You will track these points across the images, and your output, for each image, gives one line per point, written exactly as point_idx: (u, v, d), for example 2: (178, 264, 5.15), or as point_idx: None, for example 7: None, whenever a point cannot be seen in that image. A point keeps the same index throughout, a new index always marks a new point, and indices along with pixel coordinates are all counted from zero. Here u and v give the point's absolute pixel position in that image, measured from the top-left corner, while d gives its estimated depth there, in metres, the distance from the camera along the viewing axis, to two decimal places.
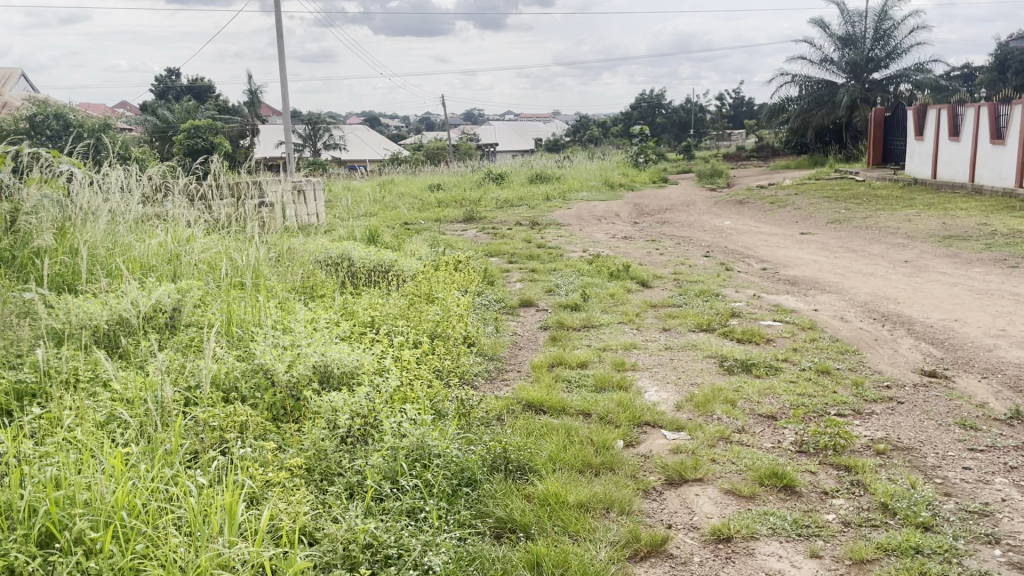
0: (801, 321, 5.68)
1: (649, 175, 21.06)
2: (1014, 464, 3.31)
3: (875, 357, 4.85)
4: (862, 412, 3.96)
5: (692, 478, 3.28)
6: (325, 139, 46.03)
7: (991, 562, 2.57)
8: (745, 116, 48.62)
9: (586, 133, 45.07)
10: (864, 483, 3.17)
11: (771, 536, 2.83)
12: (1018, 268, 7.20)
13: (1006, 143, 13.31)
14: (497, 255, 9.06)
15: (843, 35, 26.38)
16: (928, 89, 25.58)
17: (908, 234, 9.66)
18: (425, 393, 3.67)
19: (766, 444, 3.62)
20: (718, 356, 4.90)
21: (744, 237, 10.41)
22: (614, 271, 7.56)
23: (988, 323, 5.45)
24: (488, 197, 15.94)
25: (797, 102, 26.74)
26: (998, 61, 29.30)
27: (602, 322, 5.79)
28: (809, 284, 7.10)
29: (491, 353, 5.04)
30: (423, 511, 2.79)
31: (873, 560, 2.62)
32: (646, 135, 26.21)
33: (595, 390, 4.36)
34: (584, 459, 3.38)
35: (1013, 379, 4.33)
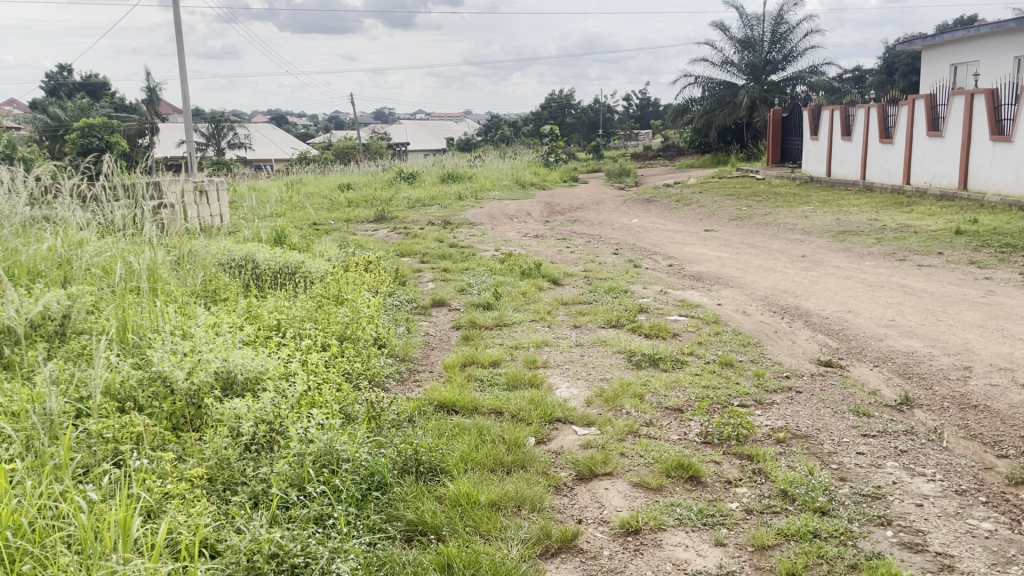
0: (705, 315, 5.84)
1: (560, 174, 21.29)
2: (903, 448, 3.48)
3: (775, 348, 5.03)
4: (763, 402, 4.10)
5: (602, 472, 3.32)
6: (230, 138, 44.85)
7: (883, 543, 2.70)
8: (651, 117, 49.59)
9: (497, 132, 45.23)
10: (766, 471, 3.28)
11: (678, 526, 2.89)
12: (905, 262, 7.59)
13: (895, 142, 14.04)
14: (407, 255, 8.97)
15: (742, 38, 27.29)
16: (822, 91, 26.75)
17: (805, 230, 10.06)
18: (334, 396, 3.59)
19: (673, 436, 3.69)
20: (627, 351, 4.98)
21: (651, 234, 10.65)
22: (525, 270, 7.59)
23: (879, 313, 5.73)
24: (399, 197, 15.82)
25: (701, 103, 27.49)
26: (886, 65, 30.85)
27: (513, 321, 5.79)
28: (713, 279, 7.31)
29: (403, 355, 4.99)
30: (331, 517, 2.74)
31: (774, 545, 2.71)
32: (556, 135, 26.50)
33: (507, 388, 4.37)
34: (495, 458, 3.38)
35: (903, 366, 4.56)
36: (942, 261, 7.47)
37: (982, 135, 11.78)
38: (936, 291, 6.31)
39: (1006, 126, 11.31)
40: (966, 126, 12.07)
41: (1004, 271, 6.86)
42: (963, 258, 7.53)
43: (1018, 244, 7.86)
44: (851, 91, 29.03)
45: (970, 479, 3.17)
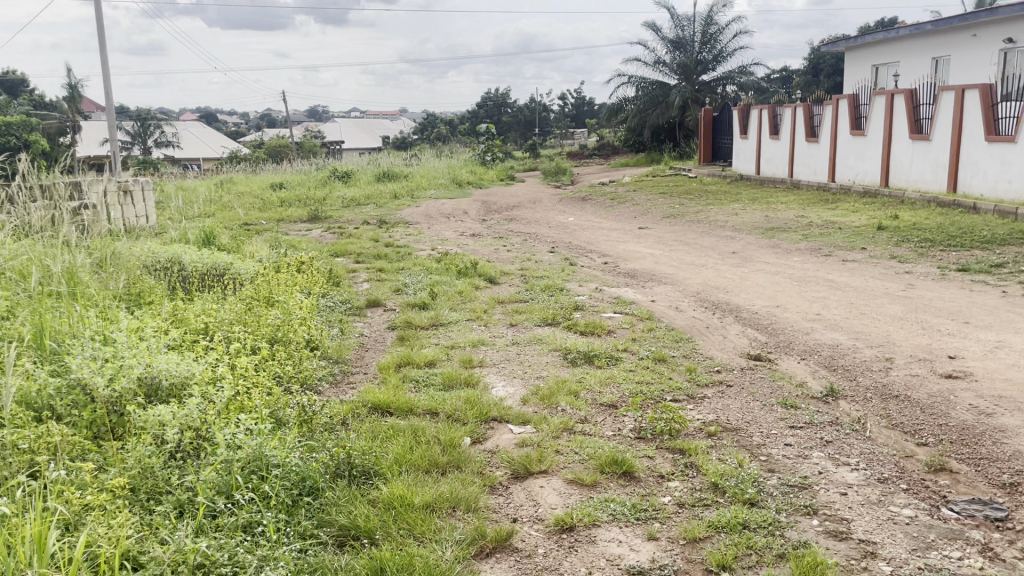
0: (639, 312, 5.91)
1: (496, 173, 21.28)
2: (828, 439, 3.57)
3: (706, 343, 5.12)
4: (695, 396, 4.16)
5: (537, 470, 3.32)
6: (157, 136, 43.58)
7: (810, 532, 2.76)
8: (586, 116, 49.97)
9: (433, 130, 45.04)
10: (697, 465, 3.33)
11: (611, 522, 2.90)
12: (830, 257, 7.82)
13: (820, 141, 14.47)
14: (342, 255, 8.85)
15: (673, 38, 27.69)
16: (751, 91, 27.35)
17: (735, 227, 10.26)
18: (264, 401, 3.51)
19: (607, 432, 3.72)
20: (562, 348, 5.00)
21: (586, 232, 10.73)
22: (461, 269, 7.56)
23: (805, 308, 5.88)
24: (333, 196, 15.59)
25: (634, 102, 27.80)
26: (812, 65, 31.66)
27: (449, 321, 5.76)
28: (646, 277, 7.40)
29: (336, 357, 4.92)
30: (261, 525, 2.67)
31: (704, 538, 2.76)
32: (492, 133, 26.52)
33: (443, 388, 4.33)
34: (430, 459, 3.35)
35: (828, 359, 4.69)
36: (865, 256, 7.71)
37: (902, 135, 12.20)
38: (860, 285, 6.50)
39: (924, 125, 11.73)
40: (887, 125, 12.48)
41: (923, 265, 7.11)
42: (885, 253, 7.78)
43: (936, 239, 8.16)
44: (778, 91, 29.77)
45: (891, 468, 3.27)
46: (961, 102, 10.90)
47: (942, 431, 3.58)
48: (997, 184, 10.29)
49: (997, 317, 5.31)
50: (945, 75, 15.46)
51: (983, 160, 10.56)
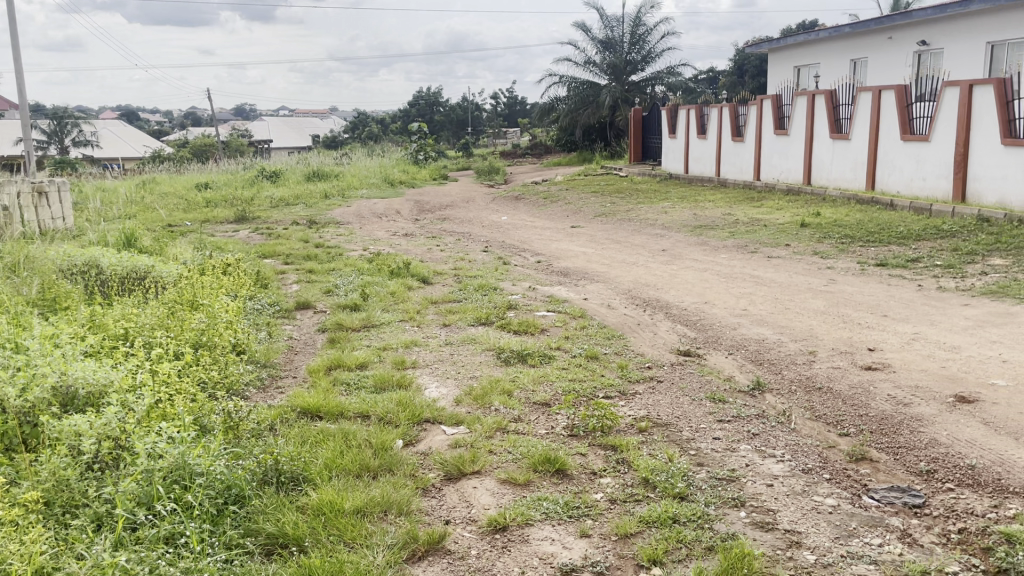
0: (572, 310, 5.94)
1: (429, 172, 21.15)
2: (755, 431, 3.65)
3: (637, 340, 5.18)
4: (626, 393, 4.21)
5: (470, 471, 3.30)
6: (75, 135, 42.01)
7: (738, 524, 2.81)
8: (517, 115, 50.07)
9: (364, 129, 44.56)
10: (629, 461, 3.36)
11: (544, 520, 2.90)
12: (756, 254, 8.01)
13: (745, 140, 14.81)
14: (270, 256, 8.67)
15: (603, 38, 27.98)
16: (679, 91, 27.85)
17: (665, 225, 10.42)
18: (187, 408, 3.40)
19: (540, 431, 3.73)
20: (496, 348, 5.00)
21: (519, 231, 10.74)
22: (394, 270, 7.48)
23: (733, 303, 6.01)
24: (262, 196, 15.27)
25: (566, 102, 28.00)
26: (737, 66, 32.38)
27: (381, 322, 5.69)
28: (579, 275, 7.45)
29: (264, 361, 4.81)
30: (184, 536, 2.58)
31: (636, 533, 2.78)
32: (424, 132, 26.35)
33: (375, 390, 4.27)
34: (361, 463, 3.29)
35: (755, 354, 4.80)
36: (789, 253, 7.91)
37: (823, 134, 12.58)
38: (784, 280, 6.68)
39: (844, 125, 12.12)
40: (808, 125, 12.85)
41: (844, 261, 7.34)
42: (808, 249, 8.02)
43: (856, 235, 8.43)
44: (705, 92, 30.40)
45: (815, 458, 3.36)
46: (878, 102, 11.29)
47: (863, 422, 3.70)
48: (913, 182, 10.69)
49: (913, 309, 5.52)
50: (863, 77, 16.01)
51: (899, 159, 10.96)
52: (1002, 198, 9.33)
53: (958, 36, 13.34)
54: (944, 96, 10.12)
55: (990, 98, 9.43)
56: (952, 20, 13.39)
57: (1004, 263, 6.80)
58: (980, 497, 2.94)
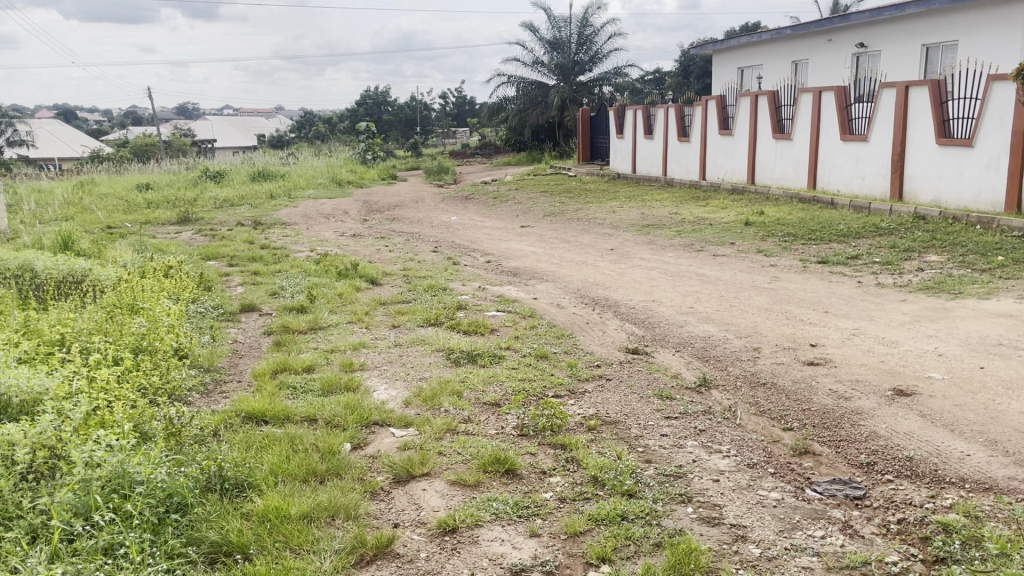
0: (522, 309, 5.95)
1: (377, 171, 20.97)
2: (702, 427, 3.70)
3: (587, 339, 5.21)
4: (576, 391, 4.22)
5: (419, 473, 3.27)
6: (9, 134, 40.67)
7: (685, 519, 2.84)
8: (466, 115, 50.04)
9: (311, 128, 44.04)
10: (578, 459, 3.37)
11: (494, 521, 2.89)
12: (702, 252, 8.13)
13: (691, 140, 15.02)
14: (214, 258, 8.49)
15: (551, 39, 28.09)
16: (626, 91, 28.10)
17: (613, 224, 10.51)
18: (126, 414, 3.31)
19: (490, 431, 3.72)
20: (445, 349, 4.97)
21: (469, 231, 10.73)
22: (341, 271, 7.39)
23: (680, 301, 6.08)
24: (206, 197, 14.97)
25: (514, 102, 28.06)
26: (682, 67, 32.81)
27: (329, 323, 5.62)
28: (528, 274, 7.47)
29: (208, 365, 4.71)
30: (123, 546, 2.50)
31: (585, 532, 2.79)
32: (372, 132, 26.13)
33: (322, 394, 4.21)
34: (307, 468, 3.24)
35: (701, 350, 4.86)
36: (734, 251, 8.04)
37: (766, 134, 12.82)
38: (729, 278, 6.78)
39: (786, 125, 12.38)
40: (751, 125, 13.09)
41: (787, 259, 7.49)
42: (752, 248, 8.16)
43: (798, 233, 8.61)
44: (651, 92, 30.78)
45: (760, 453, 3.41)
46: (818, 103, 11.54)
47: (805, 416, 3.77)
48: (852, 181, 10.96)
49: (853, 305, 5.65)
50: (804, 78, 16.37)
51: (839, 159, 11.23)
52: (937, 196, 9.62)
53: (894, 39, 13.71)
54: (881, 98, 10.39)
55: (925, 99, 9.71)
56: (889, 24, 13.76)
57: (939, 260, 7.01)
58: (917, 488, 3.02)
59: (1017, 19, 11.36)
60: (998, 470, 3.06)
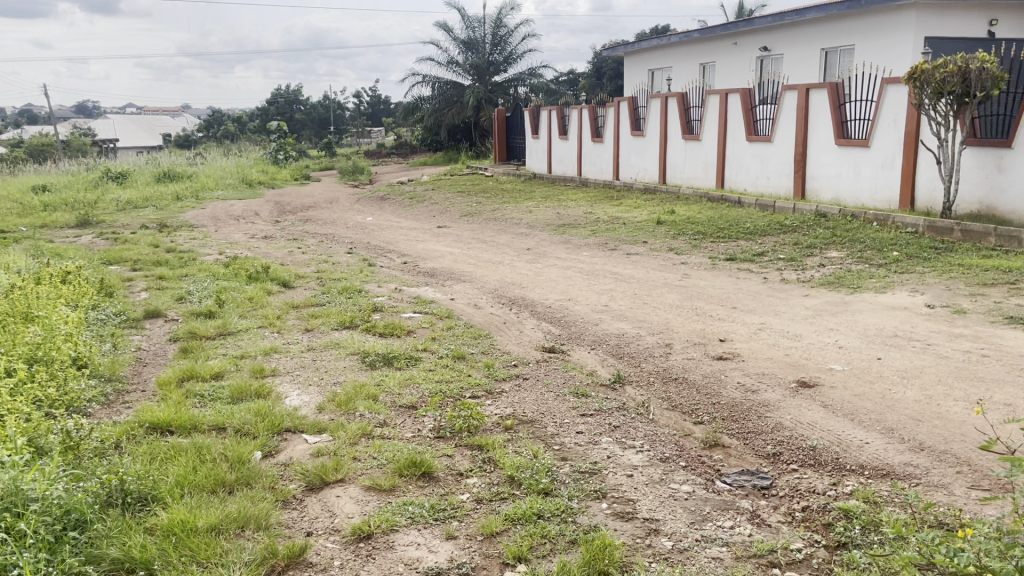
0: (438, 310, 5.92)
1: (290, 172, 20.52)
2: (616, 423, 3.75)
3: (504, 339, 5.22)
4: (493, 392, 4.22)
5: (333, 480, 3.21)
6: None
7: (600, 515, 2.88)
8: (381, 114, 49.65)
9: (220, 128, 42.80)
10: (494, 460, 3.37)
11: (410, 525, 2.86)
12: (616, 251, 8.25)
13: (604, 141, 15.26)
14: (116, 263, 8.14)
15: (465, 39, 28.06)
16: (541, 92, 28.32)
17: (529, 224, 10.58)
18: (19, 429, 3.12)
19: (406, 434, 3.68)
20: (360, 352, 4.89)
21: (384, 232, 10.61)
22: (252, 274, 7.19)
23: (595, 300, 6.16)
24: (107, 199, 14.34)
25: (430, 101, 27.93)
26: (595, 69, 33.30)
27: (239, 328, 5.47)
28: (445, 275, 7.44)
29: (109, 374, 4.52)
30: (17, 567, 2.36)
31: (501, 532, 2.79)
32: (284, 132, 25.56)
33: (231, 401, 4.09)
34: (216, 478, 3.14)
35: (616, 347, 4.94)
36: (647, 250, 8.19)
37: (676, 135, 13.11)
38: (642, 276, 6.91)
39: (695, 126, 12.70)
40: (662, 126, 13.37)
41: (697, 257, 7.68)
42: (663, 246, 8.33)
43: (708, 231, 8.84)
44: (565, 93, 31.10)
45: (672, 447, 3.49)
46: (725, 105, 11.88)
47: (715, 409, 3.87)
48: (758, 180, 11.33)
49: (759, 301, 5.84)
50: (712, 80, 16.82)
51: (745, 159, 11.60)
52: (837, 195, 10.03)
53: (796, 43, 14.22)
54: (784, 100, 10.77)
55: (825, 101, 10.10)
56: (790, 28, 14.29)
57: (839, 256, 7.31)
58: (820, 476, 3.14)
59: (905, 24, 11.92)
60: (895, 457, 3.21)
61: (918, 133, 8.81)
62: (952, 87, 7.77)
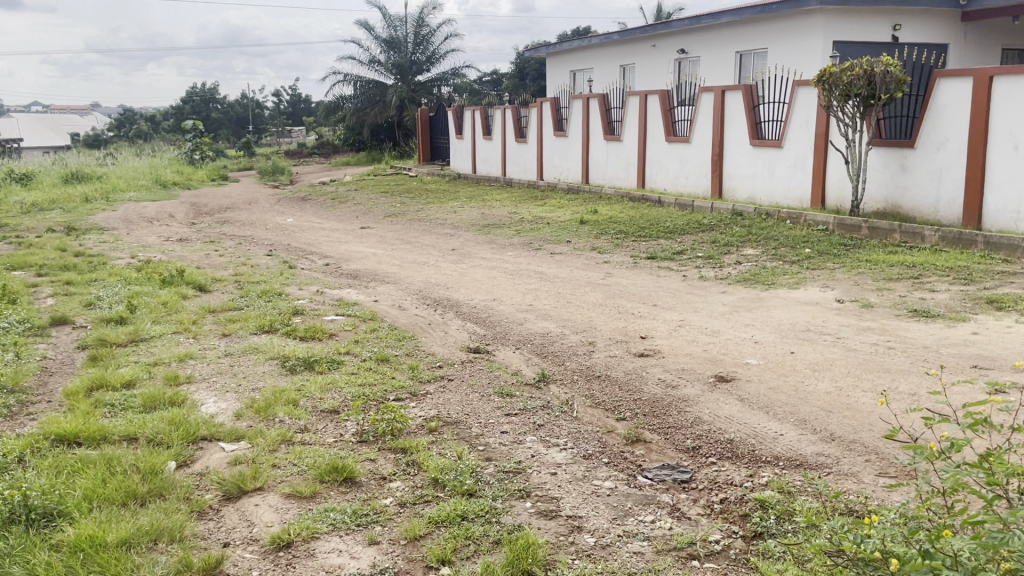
0: (361, 312, 5.84)
1: (207, 172, 19.94)
2: (540, 422, 3.77)
3: (428, 340, 5.19)
4: (417, 394, 4.19)
5: (251, 488, 3.13)
6: None
7: (524, 514, 2.88)
8: (302, 114, 48.91)
9: (132, 127, 41.32)
10: (418, 462, 3.34)
11: (331, 532, 2.81)
12: (540, 251, 8.30)
13: (528, 142, 15.34)
14: (20, 268, 7.76)
15: (386, 38, 27.80)
16: (464, 92, 28.29)
17: (454, 224, 10.54)
18: None
19: (328, 439, 3.62)
20: (280, 356, 4.79)
21: (306, 234, 10.42)
22: (166, 278, 6.96)
23: (519, 299, 6.18)
24: (10, 202, 13.67)
25: (352, 101, 27.56)
26: (518, 69, 33.45)
27: (152, 335, 5.28)
28: (368, 276, 7.35)
29: (12, 386, 4.30)
30: None
31: (425, 535, 2.77)
32: (200, 131, 24.84)
33: (144, 410, 3.94)
34: (126, 490, 3.02)
35: (540, 347, 4.96)
36: (570, 249, 8.27)
37: (598, 136, 13.28)
38: (565, 275, 6.96)
39: (616, 127, 12.88)
40: (584, 127, 13.52)
41: (619, 255, 7.79)
42: (586, 245, 8.41)
43: (630, 231, 8.97)
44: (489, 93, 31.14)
45: (595, 444, 3.52)
46: (645, 106, 12.08)
47: (637, 406, 3.93)
48: (677, 180, 11.57)
49: (679, 298, 5.96)
50: (632, 81, 17.09)
51: (665, 159, 11.83)
52: (752, 194, 10.32)
53: (712, 46, 14.58)
54: (701, 101, 11.03)
55: (740, 103, 10.39)
56: (706, 31, 14.63)
57: (755, 253, 7.52)
58: (737, 468, 3.22)
59: (815, 28, 12.35)
60: (808, 447, 3.31)
61: (827, 134, 9.13)
62: (858, 90, 8.10)
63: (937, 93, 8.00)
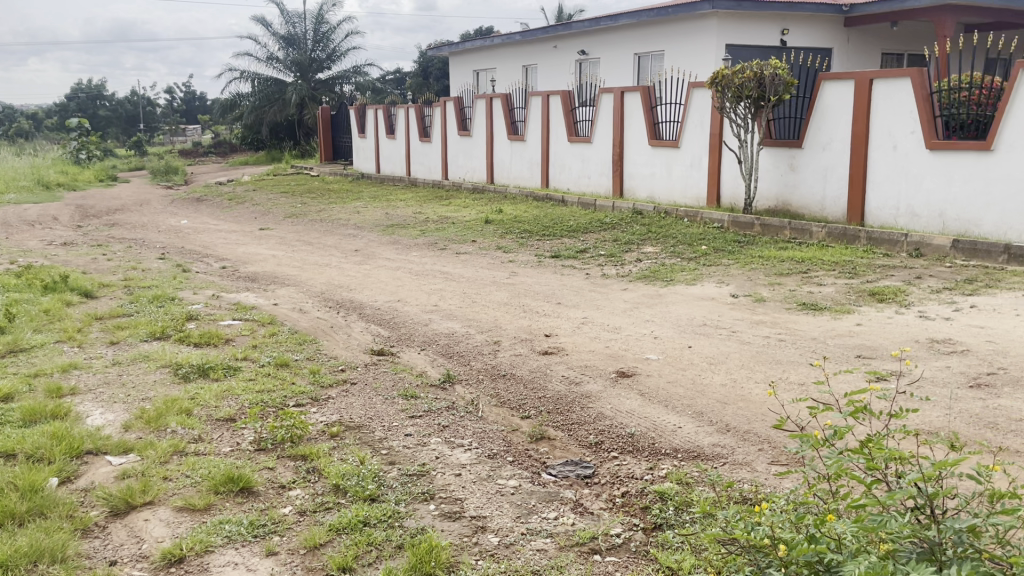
0: (260, 316, 5.67)
1: (95, 173, 19.00)
2: (445, 423, 3.74)
3: (330, 343, 5.08)
4: (318, 399, 4.10)
5: (140, 503, 2.99)
6: None
7: (427, 517, 2.86)
8: (197, 112, 47.26)
9: (11, 125, 39.05)
10: (319, 469, 3.27)
11: (226, 545, 2.72)
12: (445, 251, 8.26)
13: (432, 141, 15.27)
14: None
15: (285, 34, 27.14)
16: (367, 91, 27.92)
17: (357, 225, 10.38)
18: None
19: (224, 449, 3.50)
20: (172, 364, 4.60)
21: (202, 236, 10.06)
22: (48, 284, 6.59)
23: (424, 300, 6.12)
24: None
25: (249, 98, 26.77)
26: (422, 68, 33.22)
27: (32, 345, 4.98)
28: (268, 279, 7.15)
29: None
30: None
31: (325, 543, 2.71)
32: (87, 129, 23.68)
33: (22, 425, 3.71)
34: (3, 510, 2.83)
35: (445, 347, 4.94)
36: (475, 249, 8.26)
37: (501, 135, 13.33)
38: (471, 275, 6.95)
39: (519, 126, 12.96)
40: (488, 126, 13.54)
41: (523, 254, 7.83)
42: (491, 245, 8.43)
43: (534, 230, 9.03)
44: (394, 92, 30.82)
45: (499, 443, 3.52)
46: (547, 106, 12.20)
47: (541, 403, 3.95)
48: (580, 179, 11.74)
49: (582, 296, 6.03)
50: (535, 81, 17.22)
51: (567, 159, 11.97)
52: (652, 193, 10.56)
53: (612, 47, 14.84)
54: (601, 102, 11.22)
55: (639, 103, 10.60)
56: (606, 33, 14.88)
57: (654, 251, 7.70)
58: (638, 462, 3.28)
59: (709, 31, 12.72)
60: (704, 439, 3.40)
61: (722, 134, 9.43)
62: (750, 92, 8.40)
63: (823, 94, 8.35)
